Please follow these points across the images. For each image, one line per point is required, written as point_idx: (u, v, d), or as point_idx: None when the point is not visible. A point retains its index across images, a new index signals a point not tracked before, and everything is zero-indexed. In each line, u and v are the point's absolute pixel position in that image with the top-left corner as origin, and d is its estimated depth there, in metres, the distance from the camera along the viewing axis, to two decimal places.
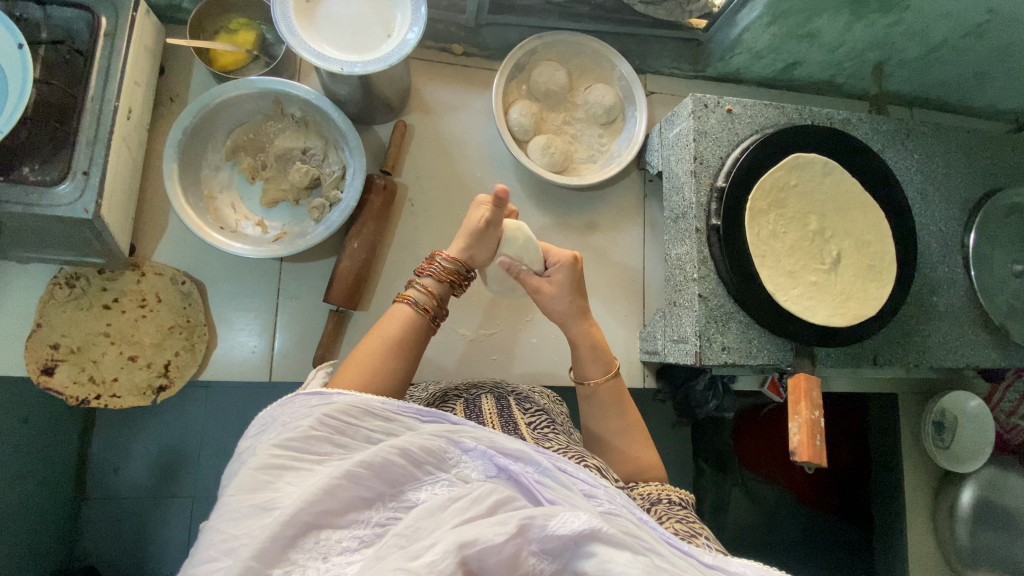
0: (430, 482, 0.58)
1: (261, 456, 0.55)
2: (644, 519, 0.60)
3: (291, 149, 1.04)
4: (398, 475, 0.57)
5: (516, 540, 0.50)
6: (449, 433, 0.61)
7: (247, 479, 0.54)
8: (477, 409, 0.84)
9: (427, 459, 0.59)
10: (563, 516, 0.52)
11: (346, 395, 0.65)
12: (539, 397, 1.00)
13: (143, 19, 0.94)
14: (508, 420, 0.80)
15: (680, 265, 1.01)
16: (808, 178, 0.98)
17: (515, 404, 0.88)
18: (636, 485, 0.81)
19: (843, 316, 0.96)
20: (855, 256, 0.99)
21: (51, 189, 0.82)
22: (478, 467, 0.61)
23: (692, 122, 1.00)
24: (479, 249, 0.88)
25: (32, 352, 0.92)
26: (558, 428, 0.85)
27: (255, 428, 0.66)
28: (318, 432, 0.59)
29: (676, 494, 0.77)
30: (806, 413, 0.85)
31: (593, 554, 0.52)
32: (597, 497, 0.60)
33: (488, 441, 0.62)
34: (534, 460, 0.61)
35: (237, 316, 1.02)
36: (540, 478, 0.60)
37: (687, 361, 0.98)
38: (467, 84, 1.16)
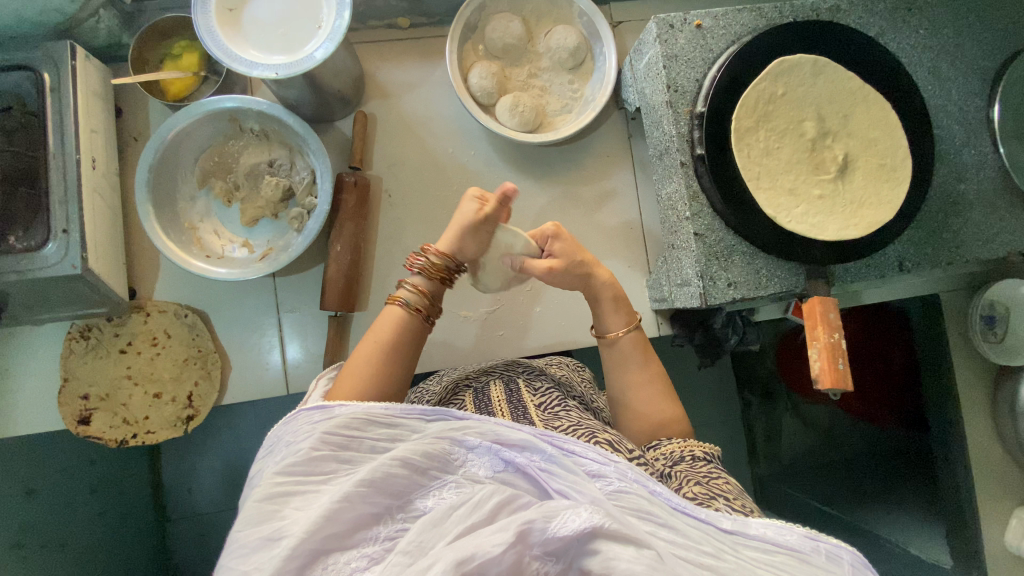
0: (437, 487, 0.58)
1: (264, 487, 0.56)
2: (656, 491, 0.60)
3: (257, 163, 1.02)
4: (403, 485, 0.57)
5: (515, 548, 0.50)
6: (452, 433, 0.62)
7: (254, 511, 0.55)
8: (485, 398, 0.83)
9: (432, 464, 0.59)
10: (563, 516, 0.52)
11: (346, 407, 0.65)
12: (552, 368, 0.98)
13: (85, 65, 0.93)
14: (517, 405, 0.80)
15: (672, 205, 0.95)
16: (797, 82, 0.89)
17: (524, 386, 0.86)
18: (658, 442, 0.79)
19: (858, 226, 0.87)
20: (864, 159, 0.90)
21: (37, 252, 0.84)
22: (486, 464, 0.62)
23: (659, 47, 0.91)
24: (470, 242, 0.86)
25: (66, 405, 0.98)
26: (570, 402, 0.83)
27: (267, 449, 0.67)
28: (321, 451, 0.60)
29: (700, 449, 0.75)
30: (824, 337, 0.80)
31: (597, 552, 0.51)
32: (606, 476, 0.60)
33: (492, 435, 0.62)
34: (539, 448, 0.62)
35: (243, 338, 1.05)
36: (547, 466, 0.61)
37: (694, 304, 0.93)
38: (421, 57, 1.11)
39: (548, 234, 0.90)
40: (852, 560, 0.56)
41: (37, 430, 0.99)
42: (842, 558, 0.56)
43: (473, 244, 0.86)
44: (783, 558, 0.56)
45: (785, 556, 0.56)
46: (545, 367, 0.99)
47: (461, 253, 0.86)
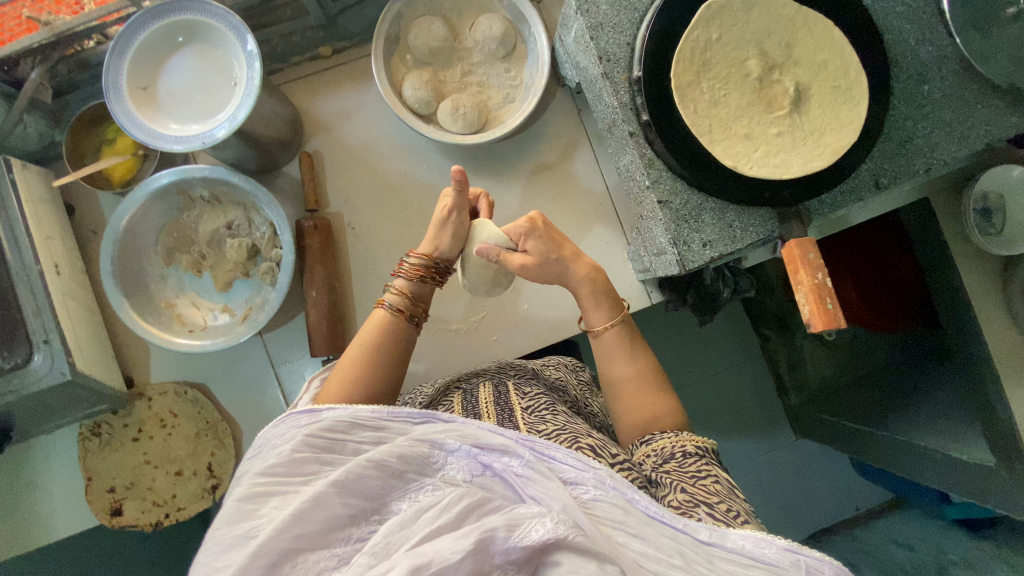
0: (414, 490, 0.61)
1: (245, 487, 0.58)
2: (635, 499, 0.61)
3: (217, 229, 1.01)
4: (377, 488, 0.59)
5: (474, 556, 0.52)
6: (433, 438, 0.64)
7: (231, 510, 0.57)
8: (473, 399, 0.85)
9: (409, 467, 0.62)
10: (527, 526, 0.54)
11: (332, 410, 0.67)
12: (543, 372, 0.99)
13: (23, 173, 0.93)
14: (503, 408, 0.80)
15: (631, 175, 0.93)
16: (730, 22, 0.85)
17: (513, 389, 0.87)
18: (653, 436, 0.79)
19: (822, 156, 0.84)
20: (816, 85, 0.86)
21: (24, 369, 0.86)
22: (464, 467, 0.64)
23: (582, 19, 0.88)
24: (445, 237, 0.90)
25: (96, 501, 1.01)
26: (560, 407, 0.84)
27: (255, 449, 0.69)
28: (303, 454, 0.62)
29: (692, 444, 0.76)
30: (807, 280, 0.78)
31: (557, 563, 0.53)
32: (584, 484, 0.62)
33: (472, 440, 0.65)
34: (518, 453, 0.64)
35: (245, 401, 1.05)
36: (524, 471, 0.63)
37: (674, 272, 0.91)
38: (351, 82, 1.08)
39: (520, 231, 0.86)
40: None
41: (76, 530, 1.02)
42: (825, 574, 0.55)
43: (447, 238, 0.90)
44: (759, 572, 0.56)
45: (763, 572, 0.56)
46: (534, 369, 1.01)
47: (443, 253, 0.90)
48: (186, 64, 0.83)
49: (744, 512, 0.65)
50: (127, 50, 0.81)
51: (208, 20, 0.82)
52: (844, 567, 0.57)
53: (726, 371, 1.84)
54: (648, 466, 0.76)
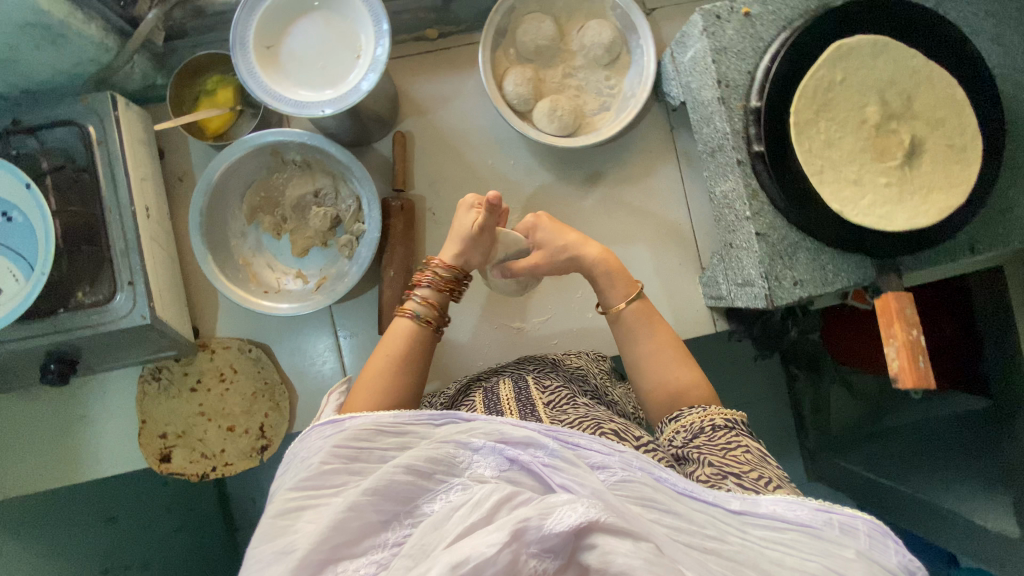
0: (443, 490, 0.60)
1: (279, 503, 0.59)
2: (662, 477, 0.62)
3: (304, 195, 1.02)
4: (407, 490, 0.59)
5: (511, 547, 0.50)
6: (457, 436, 0.64)
7: (268, 527, 0.58)
8: (494, 397, 0.83)
9: (436, 467, 0.61)
10: (558, 514, 0.53)
11: (355, 419, 0.68)
12: (568, 362, 1.00)
13: (126, 112, 0.93)
14: (525, 403, 0.80)
15: (728, 203, 0.93)
16: (857, 65, 0.84)
17: (534, 384, 0.87)
18: (680, 413, 0.78)
19: (929, 213, 0.84)
20: (931, 142, 0.85)
21: (107, 306, 0.86)
22: (491, 462, 0.63)
23: (706, 41, 0.87)
24: (474, 253, 0.87)
25: (147, 445, 1.02)
26: (581, 401, 0.84)
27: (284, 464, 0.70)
28: (331, 465, 0.62)
29: (720, 417, 0.75)
30: (902, 335, 0.78)
31: (595, 546, 0.52)
32: (609, 468, 0.62)
33: (497, 435, 0.64)
34: (542, 445, 0.64)
35: (306, 367, 1.06)
36: (550, 461, 0.62)
37: (758, 305, 0.91)
38: (452, 67, 1.08)
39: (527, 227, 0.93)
40: (869, 529, 0.57)
41: (123, 470, 1.03)
42: (857, 528, 0.57)
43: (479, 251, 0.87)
44: (792, 534, 0.57)
45: (796, 533, 0.57)
46: (560, 360, 1.01)
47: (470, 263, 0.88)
48: (312, 29, 0.83)
49: (776, 478, 0.65)
50: (257, 7, 0.80)
51: None
52: (877, 518, 0.58)
53: (752, 402, 1.84)
54: (675, 443, 0.74)
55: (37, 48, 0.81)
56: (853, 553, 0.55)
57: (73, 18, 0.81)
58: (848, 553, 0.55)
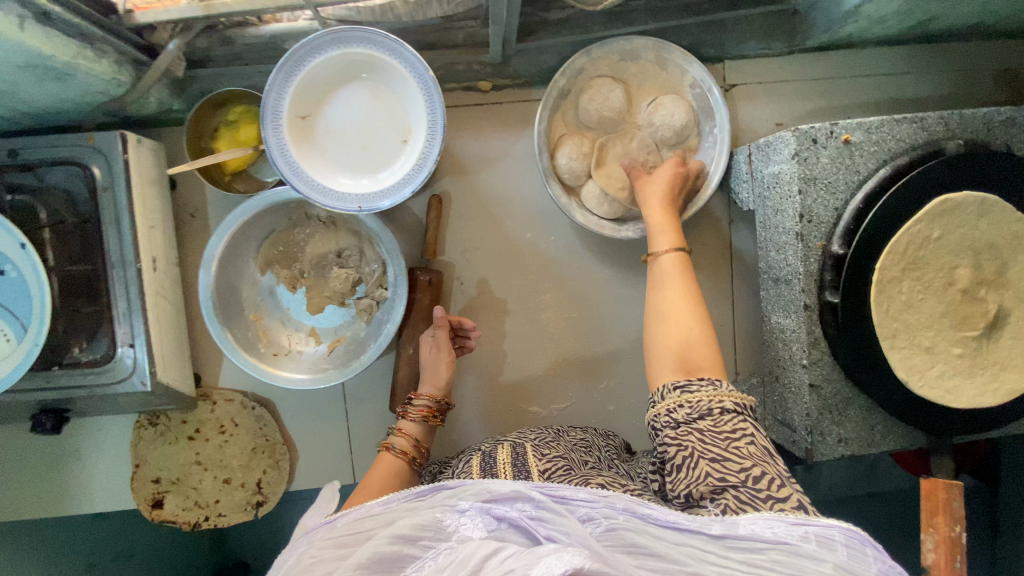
0: (431, 557, 0.49)
1: None
2: (648, 514, 0.53)
3: (325, 253, 0.94)
4: (393, 559, 0.49)
5: None
6: (442, 500, 0.55)
7: None
8: (490, 460, 0.72)
9: (423, 533, 0.51)
10: (545, 562, 0.43)
11: (350, 515, 0.55)
12: (570, 434, 0.92)
13: (138, 151, 0.83)
14: (520, 469, 0.68)
15: (783, 338, 0.86)
16: (957, 223, 0.75)
17: (532, 449, 0.75)
18: (689, 383, 0.66)
19: (995, 393, 0.78)
20: (1017, 315, 0.78)
21: (107, 366, 0.80)
22: (479, 525, 0.52)
23: (796, 166, 0.77)
24: (440, 369, 0.88)
25: (140, 490, 0.98)
26: (579, 470, 0.73)
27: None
28: (319, 555, 0.50)
29: (730, 401, 0.64)
30: (944, 530, 0.73)
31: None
32: (597, 520, 0.53)
33: (483, 492, 0.55)
34: (529, 497, 0.54)
35: (312, 426, 1.02)
36: (535, 514, 0.53)
37: (794, 450, 0.86)
38: (503, 126, 0.97)
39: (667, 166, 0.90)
40: (845, 539, 0.50)
41: (112, 507, 1.00)
42: (833, 540, 0.49)
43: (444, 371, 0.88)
44: (777, 556, 0.48)
45: (776, 552, 0.48)
46: (560, 432, 0.92)
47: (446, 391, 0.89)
48: (356, 101, 0.72)
49: (778, 475, 0.57)
50: (294, 72, 0.68)
51: (393, 63, 0.69)
52: (857, 527, 0.51)
53: None
54: (670, 421, 0.64)
55: (37, 83, 0.70)
56: (831, 567, 0.47)
57: (83, 57, 0.70)
58: (826, 569, 0.46)
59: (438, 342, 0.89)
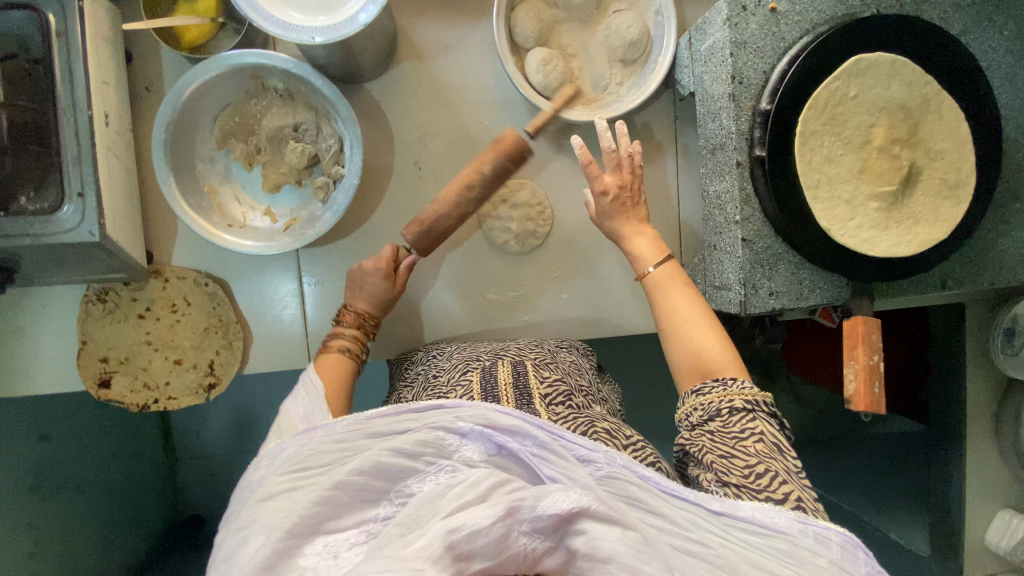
0: (433, 473, 0.53)
1: (270, 485, 0.53)
2: (646, 474, 0.58)
3: (282, 127, 0.95)
4: (396, 470, 0.53)
5: (504, 522, 0.48)
6: (443, 421, 0.56)
7: (258, 505, 0.52)
8: (492, 377, 0.77)
9: (426, 450, 0.54)
10: (553, 496, 0.50)
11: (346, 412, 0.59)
12: (563, 355, 0.97)
13: (93, 5, 0.84)
14: (522, 393, 0.73)
15: (720, 204, 0.91)
16: (872, 83, 0.82)
17: (532, 371, 0.80)
18: (703, 386, 0.74)
19: (910, 244, 0.84)
20: (928, 173, 0.85)
21: (51, 216, 0.79)
22: (479, 447, 0.57)
23: (728, 31, 0.84)
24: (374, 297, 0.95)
25: (86, 368, 0.96)
26: (576, 397, 0.78)
27: (248, 480, 0.58)
28: (322, 447, 0.56)
29: (741, 398, 0.70)
30: (863, 358, 0.79)
31: (583, 532, 0.49)
32: (595, 462, 0.57)
33: (484, 418, 0.57)
34: (531, 434, 0.57)
35: (265, 308, 1.02)
36: (538, 452, 0.57)
37: (731, 310, 0.91)
38: (459, 14, 1.01)
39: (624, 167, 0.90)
40: (841, 541, 0.55)
41: (55, 390, 0.98)
42: (829, 539, 0.55)
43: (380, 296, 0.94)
44: (774, 541, 0.55)
45: (774, 539, 0.55)
46: (554, 354, 0.96)
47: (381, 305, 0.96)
48: None
49: (783, 473, 0.62)
50: None
51: None
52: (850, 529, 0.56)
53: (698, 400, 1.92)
54: (689, 423, 0.73)
55: None
56: (826, 563, 0.53)
57: None
58: (821, 562, 0.53)
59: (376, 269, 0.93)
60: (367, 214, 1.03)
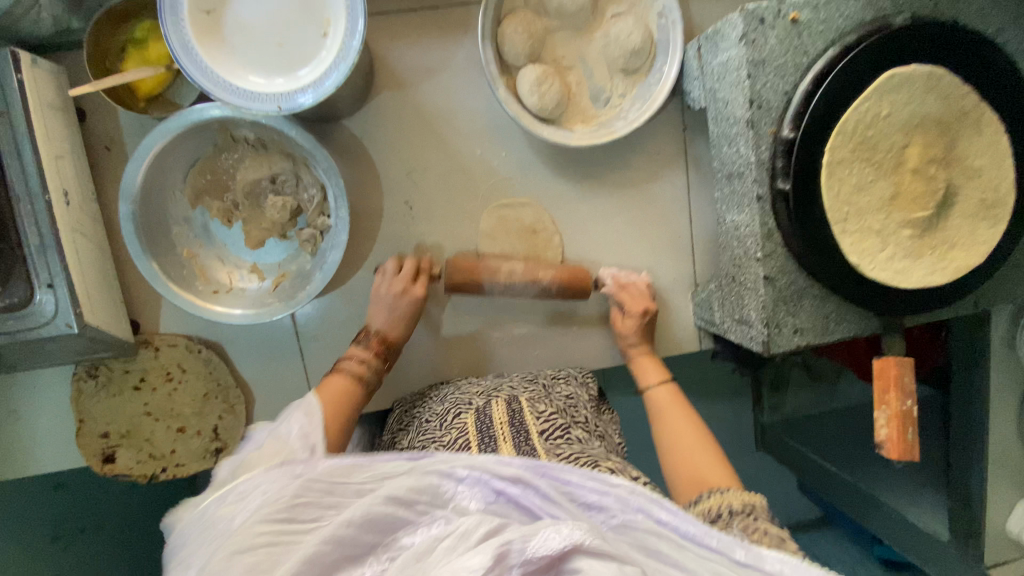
0: (425, 524, 0.51)
1: (242, 535, 0.47)
2: (661, 519, 0.54)
3: (258, 180, 0.87)
4: (388, 521, 0.50)
5: (495, 571, 0.44)
6: (439, 466, 0.55)
7: (224, 560, 0.45)
8: (484, 416, 0.72)
9: (421, 497, 0.52)
10: (542, 535, 0.46)
11: (331, 457, 0.57)
12: (561, 390, 0.90)
13: (32, 70, 0.75)
14: (519, 429, 0.69)
15: (739, 236, 0.85)
16: (907, 99, 0.74)
17: (528, 408, 0.75)
18: (698, 496, 0.66)
19: (944, 272, 0.79)
20: (965, 193, 0.78)
21: (24, 312, 0.74)
22: (476, 496, 0.54)
23: (744, 50, 0.74)
24: (383, 318, 0.89)
25: (87, 446, 0.93)
26: (577, 434, 0.73)
27: (207, 525, 0.53)
28: (302, 498, 0.51)
29: (739, 501, 0.62)
30: (895, 404, 0.75)
31: (577, 572, 0.45)
32: (607, 509, 0.55)
33: (482, 466, 0.55)
34: (534, 483, 0.55)
35: (264, 367, 0.98)
36: (544, 503, 0.54)
37: (753, 347, 0.86)
38: (440, 33, 0.91)
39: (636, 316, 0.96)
40: None
41: (59, 467, 0.96)
42: None
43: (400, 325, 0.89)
44: None
45: None
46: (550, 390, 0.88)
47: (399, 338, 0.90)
48: None
49: None
50: None
51: None
52: None
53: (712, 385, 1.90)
54: (687, 528, 0.65)
55: None
56: None
57: None
58: None
59: (392, 284, 0.90)
60: (360, 260, 0.96)
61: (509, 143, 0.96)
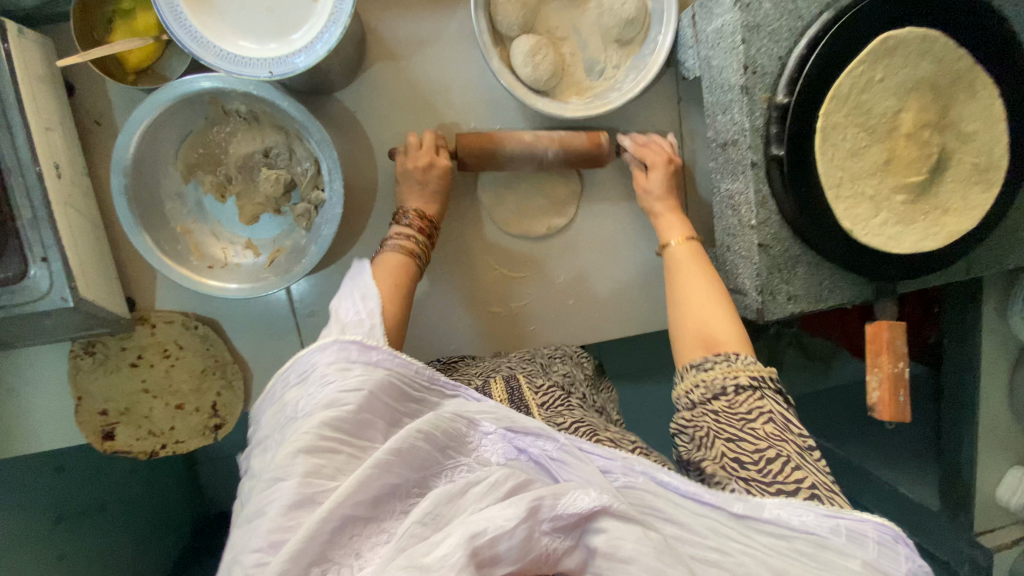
0: (453, 469, 0.49)
1: (308, 434, 0.46)
2: (666, 482, 0.52)
3: (251, 154, 0.87)
4: (425, 459, 0.48)
5: (527, 524, 0.43)
6: (465, 414, 0.53)
7: (288, 463, 0.44)
8: (483, 394, 0.71)
9: (450, 442, 0.50)
10: (574, 494, 0.45)
11: (386, 357, 0.56)
12: (558, 367, 0.90)
13: (18, 41, 0.74)
14: (517, 404, 0.69)
15: (733, 205, 0.85)
16: (900, 63, 0.74)
17: (526, 383, 0.75)
18: (703, 360, 0.67)
19: (936, 237, 0.79)
20: (958, 158, 0.79)
21: (19, 285, 0.73)
22: (499, 450, 0.53)
23: (738, 14, 0.74)
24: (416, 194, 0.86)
25: (86, 423, 0.93)
26: (576, 406, 0.74)
27: (280, 406, 0.54)
28: (363, 412, 0.50)
29: (746, 375, 0.63)
30: (886, 367, 0.76)
31: (603, 531, 0.45)
32: (612, 473, 0.52)
33: (507, 421, 0.54)
34: (553, 437, 0.53)
35: (261, 343, 0.98)
36: (559, 455, 0.53)
37: (747, 316, 0.87)
38: (432, 3, 0.90)
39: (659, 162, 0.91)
40: (879, 535, 0.49)
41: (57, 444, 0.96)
42: (866, 535, 0.49)
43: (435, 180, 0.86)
44: (804, 544, 0.48)
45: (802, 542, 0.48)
46: (548, 368, 0.88)
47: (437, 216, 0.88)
48: None
49: (796, 457, 0.54)
50: None
51: None
52: (892, 525, 0.50)
53: None
54: (689, 403, 0.65)
55: None
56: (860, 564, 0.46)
57: None
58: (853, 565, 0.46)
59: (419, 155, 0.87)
60: (354, 236, 0.96)
61: (503, 115, 0.96)
